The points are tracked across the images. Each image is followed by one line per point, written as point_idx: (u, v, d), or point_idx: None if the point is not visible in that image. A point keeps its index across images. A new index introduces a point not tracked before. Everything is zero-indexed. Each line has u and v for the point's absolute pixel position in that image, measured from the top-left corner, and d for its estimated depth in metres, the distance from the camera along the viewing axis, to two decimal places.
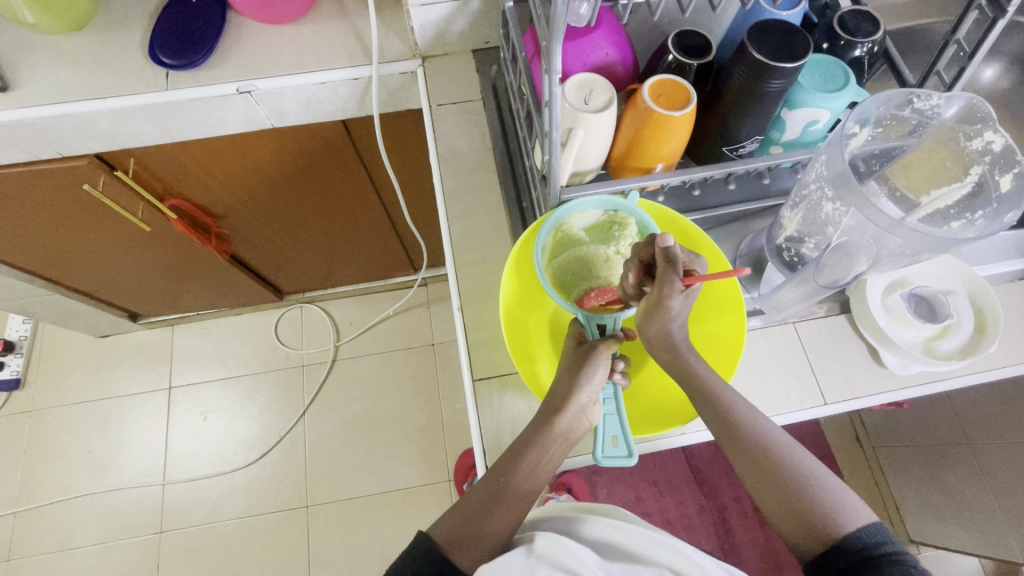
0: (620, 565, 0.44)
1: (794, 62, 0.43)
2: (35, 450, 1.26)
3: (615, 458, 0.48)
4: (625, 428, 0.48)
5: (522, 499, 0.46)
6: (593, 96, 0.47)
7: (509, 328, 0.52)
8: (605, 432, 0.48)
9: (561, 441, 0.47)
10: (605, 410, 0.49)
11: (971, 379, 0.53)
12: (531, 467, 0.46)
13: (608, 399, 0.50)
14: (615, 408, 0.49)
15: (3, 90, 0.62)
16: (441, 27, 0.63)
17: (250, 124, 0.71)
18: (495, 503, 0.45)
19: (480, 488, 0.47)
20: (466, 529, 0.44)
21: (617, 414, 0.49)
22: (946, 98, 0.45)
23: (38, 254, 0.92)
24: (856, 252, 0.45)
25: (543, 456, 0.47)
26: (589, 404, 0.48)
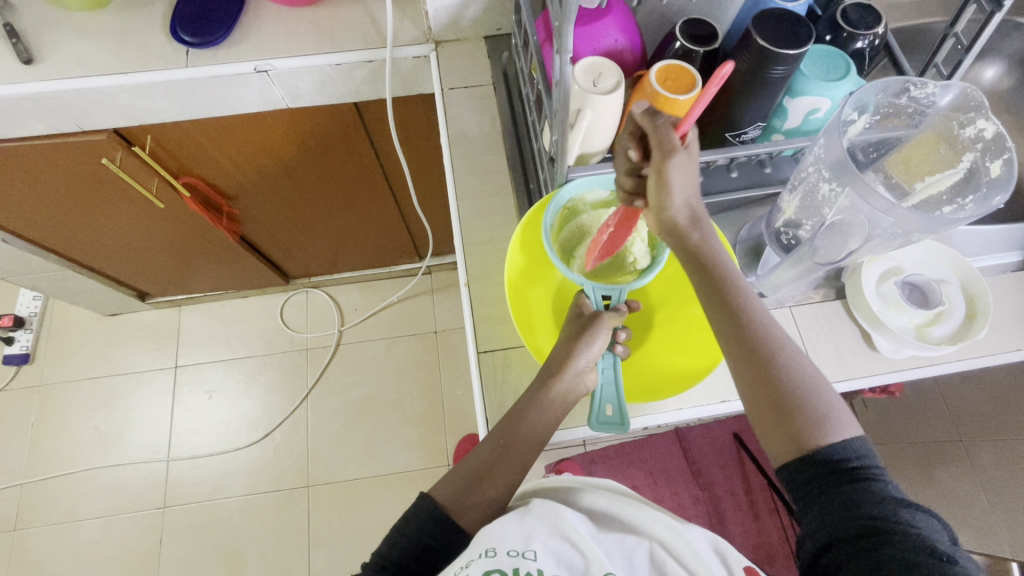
0: (614, 536, 0.45)
1: (796, 50, 0.45)
2: (42, 424, 1.28)
3: (610, 424, 0.50)
4: (620, 397, 0.50)
5: (521, 463, 0.48)
6: (601, 79, 0.48)
7: (514, 300, 0.53)
8: (602, 400, 0.50)
9: (562, 410, 0.49)
10: (601, 379, 0.51)
11: (961, 366, 0.55)
12: (532, 434, 0.48)
13: (605, 368, 0.51)
14: (613, 377, 0.51)
15: (29, 63, 0.64)
16: (455, 12, 0.64)
17: (265, 103, 0.73)
18: (496, 467, 0.47)
19: (482, 453, 0.48)
20: (466, 491, 0.46)
21: (614, 383, 0.51)
22: (942, 88, 0.46)
23: (53, 228, 0.94)
24: (850, 230, 0.47)
25: (544, 424, 0.48)
26: (587, 369, 0.50)
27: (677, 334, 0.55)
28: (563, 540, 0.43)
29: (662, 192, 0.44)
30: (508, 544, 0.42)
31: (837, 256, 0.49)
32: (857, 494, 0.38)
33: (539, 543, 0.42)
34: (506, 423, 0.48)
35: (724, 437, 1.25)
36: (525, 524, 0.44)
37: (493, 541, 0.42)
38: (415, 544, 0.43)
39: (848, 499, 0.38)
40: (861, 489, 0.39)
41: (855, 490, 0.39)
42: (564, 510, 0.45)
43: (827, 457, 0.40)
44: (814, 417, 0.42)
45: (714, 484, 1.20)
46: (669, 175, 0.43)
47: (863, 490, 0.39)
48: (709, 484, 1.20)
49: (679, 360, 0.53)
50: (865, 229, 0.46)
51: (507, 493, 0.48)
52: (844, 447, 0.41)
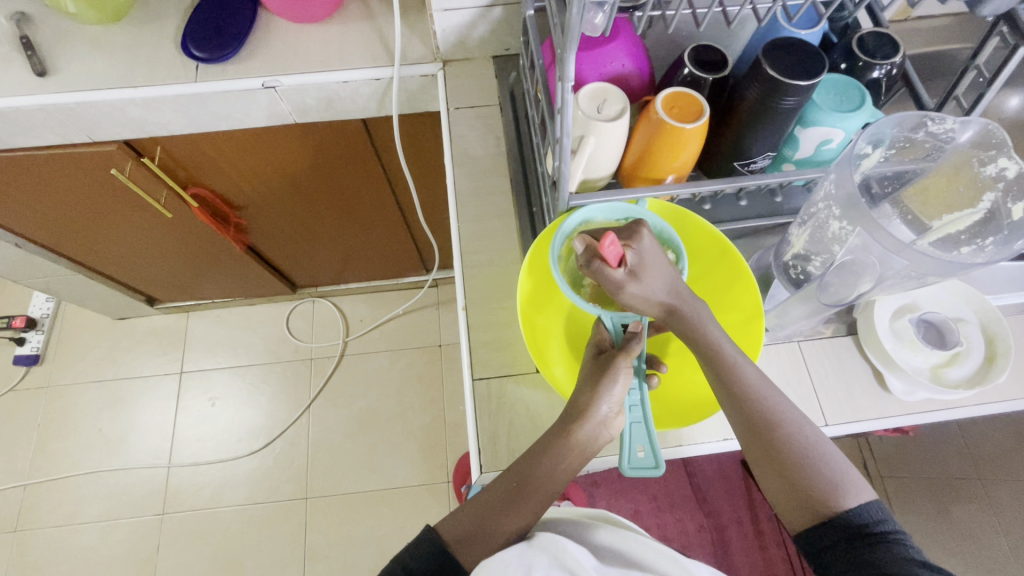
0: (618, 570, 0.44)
1: (808, 80, 0.43)
2: (48, 425, 1.29)
3: (641, 468, 0.46)
4: (653, 438, 0.47)
5: (525, 505, 0.46)
6: (606, 106, 0.47)
7: (527, 332, 0.51)
8: (632, 442, 0.47)
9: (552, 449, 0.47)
10: (630, 418, 0.48)
11: (979, 410, 0.52)
12: (538, 474, 0.46)
13: (633, 407, 0.48)
14: (642, 415, 0.48)
15: (42, 75, 0.65)
16: (463, 32, 0.64)
17: (273, 118, 0.73)
18: (498, 506, 0.46)
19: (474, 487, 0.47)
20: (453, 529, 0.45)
21: (643, 422, 0.48)
22: (962, 123, 0.45)
23: (65, 235, 0.95)
24: (860, 269, 0.45)
25: (549, 467, 0.46)
26: (604, 413, 0.47)
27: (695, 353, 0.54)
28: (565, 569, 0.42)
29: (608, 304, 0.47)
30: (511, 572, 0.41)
31: (849, 296, 0.47)
32: (876, 554, 0.39)
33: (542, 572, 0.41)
34: None
35: (730, 463, 1.22)
36: (526, 555, 0.42)
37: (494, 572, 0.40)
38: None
39: (867, 556, 0.39)
40: (880, 547, 0.39)
41: (872, 549, 0.39)
42: (566, 540, 0.44)
43: (848, 519, 0.41)
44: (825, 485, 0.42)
45: (720, 512, 1.17)
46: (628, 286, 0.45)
47: (882, 548, 0.39)
48: (714, 512, 1.17)
49: (697, 377, 0.52)
50: (874, 270, 0.44)
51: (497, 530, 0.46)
52: (863, 510, 0.41)
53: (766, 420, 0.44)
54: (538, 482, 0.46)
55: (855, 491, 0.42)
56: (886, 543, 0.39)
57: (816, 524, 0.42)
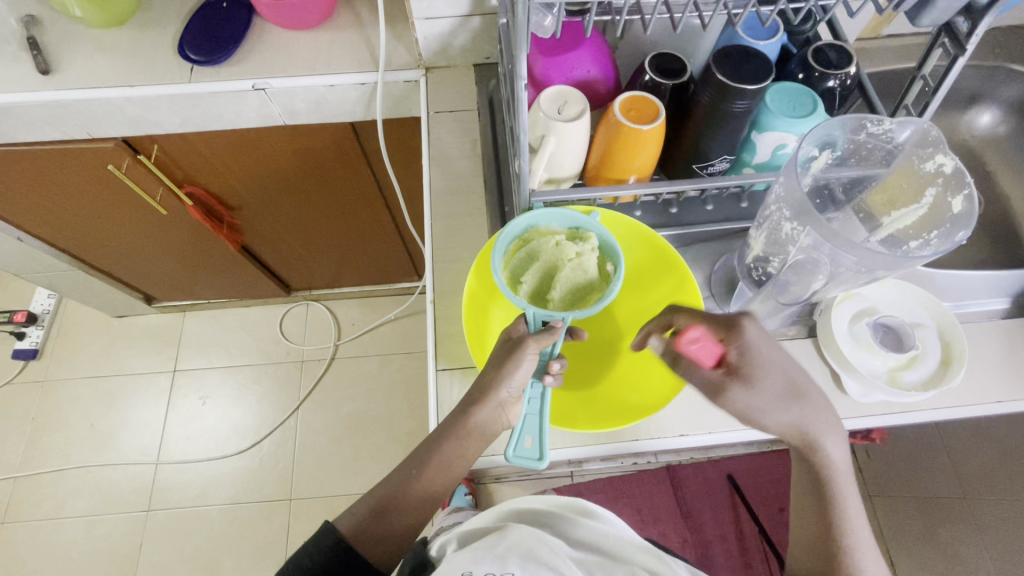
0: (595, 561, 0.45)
1: (757, 85, 0.45)
2: (42, 419, 1.32)
3: (525, 457, 0.49)
4: (540, 430, 0.49)
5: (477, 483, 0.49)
6: (566, 107, 0.49)
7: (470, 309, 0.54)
8: (523, 431, 0.49)
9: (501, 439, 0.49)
10: (527, 409, 0.50)
11: (936, 414, 0.52)
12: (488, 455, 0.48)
13: (531, 399, 0.49)
14: (538, 408, 0.50)
15: (46, 73, 0.69)
16: (444, 40, 0.67)
17: (263, 119, 0.76)
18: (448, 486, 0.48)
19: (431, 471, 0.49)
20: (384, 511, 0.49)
21: (537, 415, 0.49)
22: (899, 124, 0.46)
23: (66, 230, 0.98)
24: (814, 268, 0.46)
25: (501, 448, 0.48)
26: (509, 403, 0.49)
27: (641, 373, 0.53)
28: (541, 564, 0.42)
29: None
30: (486, 568, 0.42)
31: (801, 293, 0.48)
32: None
33: (516, 566, 0.42)
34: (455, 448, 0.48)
35: (716, 478, 1.21)
36: (501, 552, 0.43)
37: (469, 566, 0.42)
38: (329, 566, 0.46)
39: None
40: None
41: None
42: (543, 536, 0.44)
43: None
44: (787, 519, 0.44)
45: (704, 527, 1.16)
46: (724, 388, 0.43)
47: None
48: (698, 527, 1.16)
49: (635, 398, 0.51)
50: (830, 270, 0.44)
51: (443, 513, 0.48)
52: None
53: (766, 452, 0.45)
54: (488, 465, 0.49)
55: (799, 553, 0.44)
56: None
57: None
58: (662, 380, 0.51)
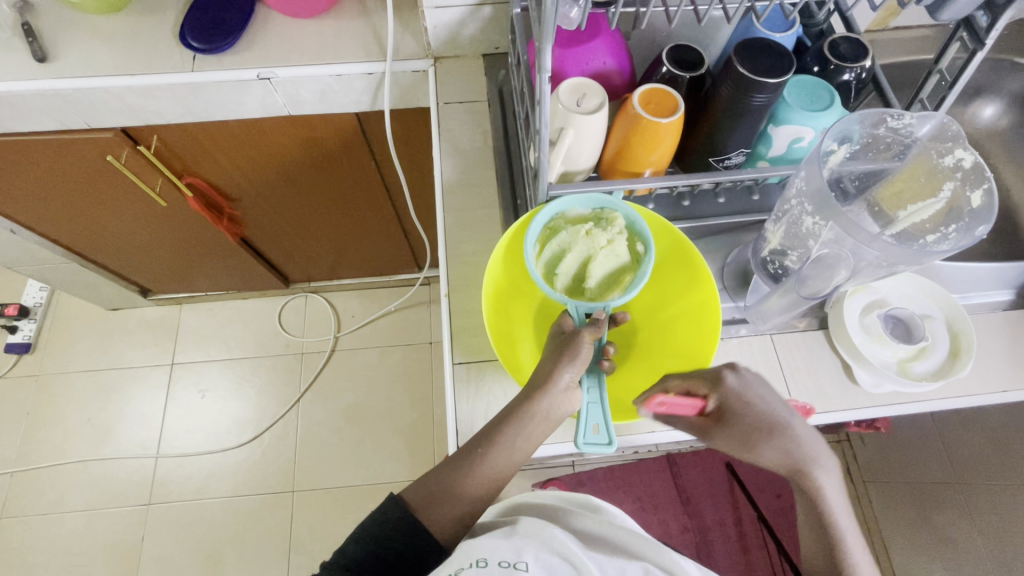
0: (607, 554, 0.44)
1: (777, 78, 0.45)
2: (38, 414, 1.30)
3: (595, 444, 0.45)
4: (608, 417, 0.46)
5: (506, 473, 0.46)
6: (585, 100, 0.49)
7: (491, 302, 0.52)
8: (588, 420, 0.46)
9: (542, 430, 0.46)
10: (587, 399, 0.47)
11: (944, 404, 0.53)
12: (520, 445, 0.45)
13: (591, 388, 0.47)
14: (599, 396, 0.47)
15: (42, 61, 0.67)
16: (454, 30, 0.66)
17: (267, 109, 0.74)
18: (473, 475, 0.45)
19: (450, 462, 0.46)
20: (433, 499, 0.45)
21: (599, 402, 0.47)
22: (919, 117, 0.47)
23: (61, 222, 0.96)
24: (836, 263, 0.46)
25: (531, 438, 0.46)
26: (571, 386, 0.46)
27: (646, 384, 0.52)
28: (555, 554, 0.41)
29: None
30: (500, 555, 0.41)
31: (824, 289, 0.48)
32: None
33: (530, 555, 0.41)
34: (487, 432, 0.46)
35: (715, 466, 1.22)
36: (515, 539, 0.42)
37: (484, 552, 0.41)
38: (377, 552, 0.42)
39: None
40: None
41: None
42: (558, 526, 0.43)
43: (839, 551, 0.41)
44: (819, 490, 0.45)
45: (703, 513, 1.18)
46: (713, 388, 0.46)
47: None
48: (697, 513, 1.18)
49: (628, 401, 0.51)
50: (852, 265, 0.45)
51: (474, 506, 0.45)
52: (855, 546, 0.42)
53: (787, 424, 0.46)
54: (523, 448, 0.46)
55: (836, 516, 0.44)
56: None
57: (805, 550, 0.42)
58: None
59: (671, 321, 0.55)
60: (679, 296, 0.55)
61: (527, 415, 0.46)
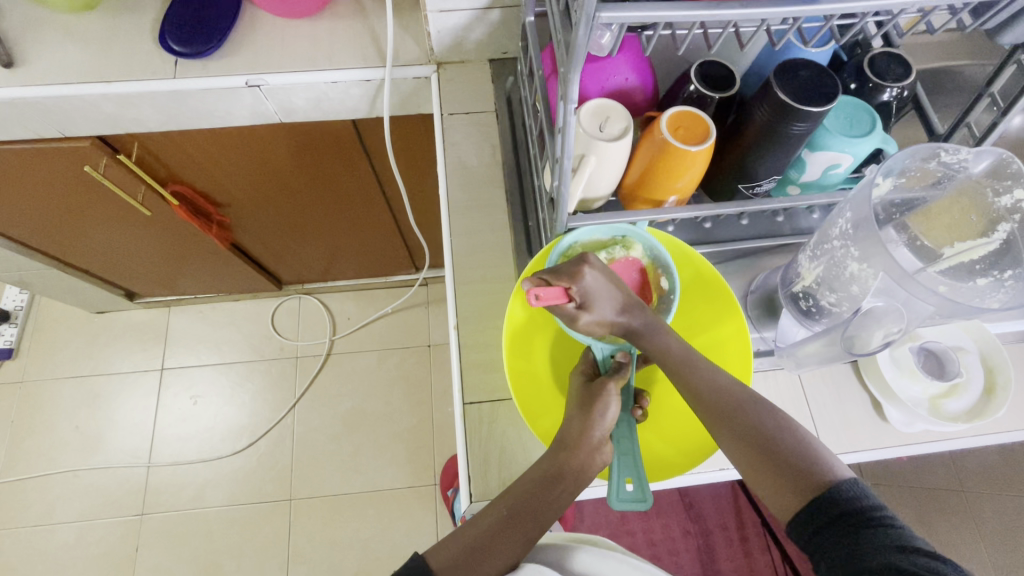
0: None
1: (820, 106, 0.42)
2: (23, 422, 1.25)
3: (632, 501, 0.43)
4: (641, 470, 0.45)
5: (527, 537, 0.44)
6: (608, 124, 0.45)
7: (511, 342, 0.50)
8: (621, 473, 0.45)
9: (572, 486, 0.44)
10: (618, 450, 0.46)
11: (976, 441, 0.51)
12: (540, 502, 0.44)
13: (621, 439, 0.46)
14: (630, 447, 0.46)
15: (8, 67, 0.61)
16: (459, 34, 0.61)
17: (257, 117, 0.69)
18: (494, 538, 0.43)
19: (486, 520, 0.44)
20: (465, 560, 0.42)
21: (632, 455, 0.46)
22: (976, 153, 0.43)
23: (38, 231, 0.91)
24: (884, 318, 0.42)
25: (554, 493, 0.44)
26: (603, 441, 0.45)
27: (674, 428, 0.49)
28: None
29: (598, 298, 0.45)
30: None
31: (869, 345, 0.42)
32: (861, 545, 0.32)
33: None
34: (519, 489, 0.45)
35: None
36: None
37: None
38: None
39: (849, 548, 0.33)
40: (866, 536, 0.33)
41: (861, 539, 0.33)
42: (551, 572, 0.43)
43: (828, 497, 0.35)
44: (814, 457, 0.38)
45: (706, 517, 1.17)
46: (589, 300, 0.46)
47: (869, 539, 0.32)
48: (700, 518, 1.17)
49: (659, 449, 0.48)
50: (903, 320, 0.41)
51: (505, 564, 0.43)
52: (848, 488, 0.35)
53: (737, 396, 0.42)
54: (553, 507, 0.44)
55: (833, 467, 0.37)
56: (880, 531, 0.33)
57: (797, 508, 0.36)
58: (699, 432, 0.47)
59: None
60: (700, 329, 0.52)
61: (550, 469, 0.44)
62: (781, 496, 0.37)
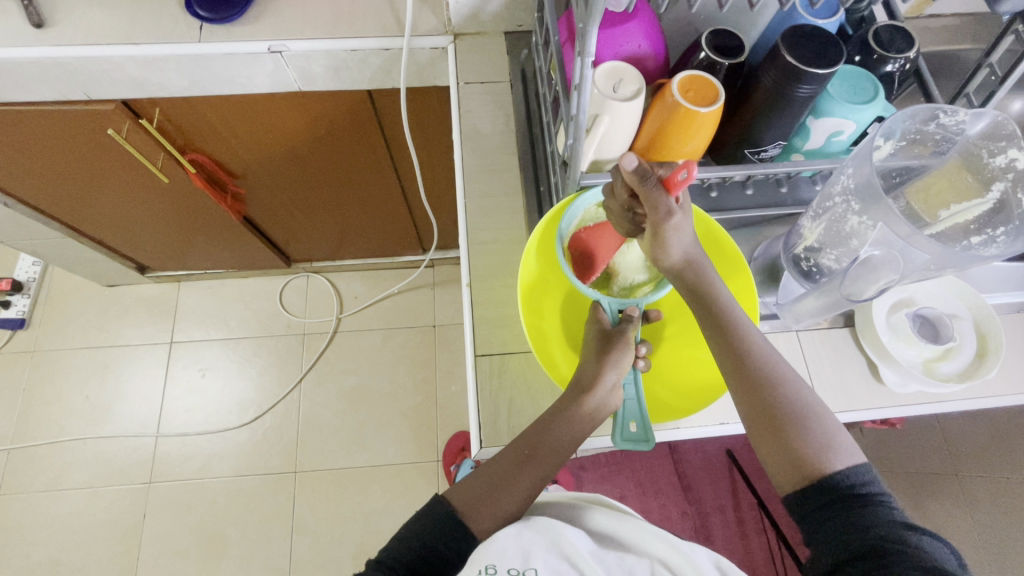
0: (613, 554, 0.47)
1: (826, 69, 0.43)
2: (34, 391, 1.28)
3: (632, 441, 0.47)
4: (645, 414, 0.48)
5: (540, 477, 0.46)
6: (621, 85, 0.47)
7: (526, 289, 0.52)
8: (625, 417, 0.48)
9: (587, 425, 0.47)
10: (624, 395, 0.49)
11: (967, 404, 0.53)
12: (557, 442, 0.46)
13: (627, 384, 0.49)
14: (636, 393, 0.49)
15: (39, 27, 0.63)
16: (477, 5, 0.63)
17: (277, 84, 0.71)
18: (512, 477, 0.46)
19: (500, 468, 0.46)
20: (481, 497, 0.45)
21: (637, 400, 0.49)
22: (973, 115, 0.46)
23: (57, 196, 0.93)
24: (881, 268, 0.44)
25: (570, 433, 0.46)
26: (616, 386, 0.47)
27: (674, 374, 0.51)
28: (561, 558, 0.44)
29: (656, 246, 0.45)
30: (508, 561, 0.41)
31: (864, 293, 0.46)
32: (861, 526, 0.37)
33: (539, 560, 0.42)
34: (532, 432, 0.47)
35: (716, 452, 1.23)
36: (523, 539, 0.43)
37: (493, 558, 0.41)
38: (427, 547, 0.43)
39: (852, 522, 0.37)
40: (864, 515, 0.37)
41: (860, 515, 0.37)
42: (565, 527, 0.45)
43: (834, 483, 0.39)
44: (821, 439, 0.41)
45: (703, 498, 1.18)
46: (666, 232, 0.44)
47: (867, 515, 0.37)
48: (698, 499, 1.18)
49: (664, 396, 0.50)
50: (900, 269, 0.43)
51: (520, 500, 0.46)
52: (851, 473, 0.39)
53: (770, 376, 0.43)
54: (560, 450, 0.46)
55: (844, 452, 0.40)
56: (876, 508, 0.38)
57: (802, 485, 0.40)
58: (703, 384, 0.50)
59: None
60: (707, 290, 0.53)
61: (559, 412, 0.47)
62: (769, 439, 0.42)
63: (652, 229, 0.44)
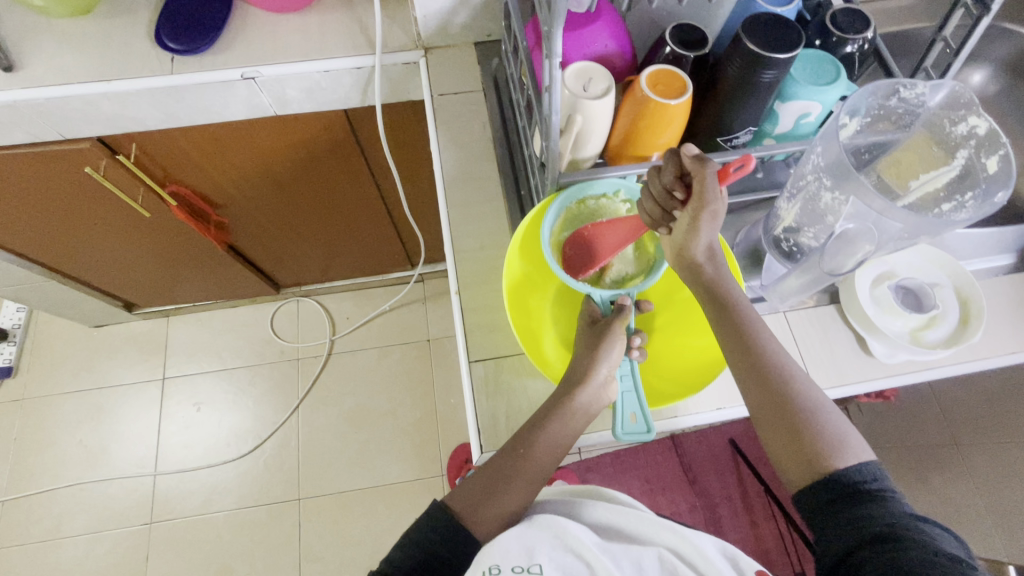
0: (620, 545, 0.46)
1: (787, 54, 0.45)
2: (26, 440, 1.25)
3: (635, 433, 0.47)
4: (643, 403, 0.47)
5: (542, 476, 0.47)
6: (592, 84, 0.48)
7: (513, 289, 0.53)
8: (625, 408, 0.47)
9: (581, 420, 0.48)
10: (622, 387, 0.48)
11: (955, 370, 0.54)
12: (556, 440, 0.46)
13: (624, 376, 0.49)
14: (633, 384, 0.48)
15: (9, 71, 0.63)
16: (444, 18, 0.64)
17: (252, 110, 0.71)
18: (514, 478, 0.46)
19: (502, 471, 0.46)
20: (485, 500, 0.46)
21: (634, 390, 0.48)
22: (932, 87, 0.47)
23: (37, 239, 0.92)
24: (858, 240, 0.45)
25: (568, 430, 0.47)
26: (608, 377, 0.48)
27: (668, 363, 0.52)
28: (568, 551, 0.43)
29: (692, 233, 0.46)
30: (512, 560, 0.41)
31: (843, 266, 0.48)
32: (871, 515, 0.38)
33: (544, 556, 0.42)
34: (531, 432, 0.47)
35: (719, 443, 1.23)
36: (527, 539, 0.43)
37: (496, 558, 0.41)
38: (433, 555, 0.43)
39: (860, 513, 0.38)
40: (874, 506, 0.38)
41: (870, 507, 0.38)
42: (568, 521, 0.45)
43: (841, 480, 0.40)
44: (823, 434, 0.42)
45: (710, 490, 1.18)
46: (708, 215, 0.45)
47: (874, 507, 0.38)
48: (705, 491, 1.18)
49: (661, 386, 0.50)
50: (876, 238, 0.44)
51: (524, 500, 0.46)
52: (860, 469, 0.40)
53: (776, 371, 0.44)
54: (560, 447, 0.46)
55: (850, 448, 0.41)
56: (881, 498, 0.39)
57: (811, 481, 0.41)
58: (697, 371, 0.50)
59: (689, 303, 0.54)
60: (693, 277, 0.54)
61: (555, 411, 0.47)
62: (778, 436, 0.43)
63: (692, 213, 0.45)
